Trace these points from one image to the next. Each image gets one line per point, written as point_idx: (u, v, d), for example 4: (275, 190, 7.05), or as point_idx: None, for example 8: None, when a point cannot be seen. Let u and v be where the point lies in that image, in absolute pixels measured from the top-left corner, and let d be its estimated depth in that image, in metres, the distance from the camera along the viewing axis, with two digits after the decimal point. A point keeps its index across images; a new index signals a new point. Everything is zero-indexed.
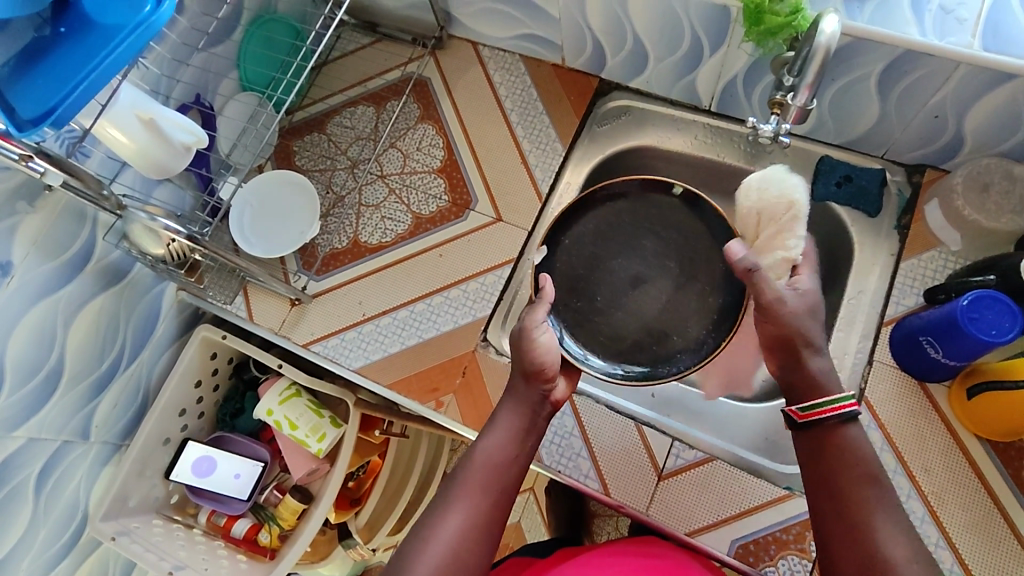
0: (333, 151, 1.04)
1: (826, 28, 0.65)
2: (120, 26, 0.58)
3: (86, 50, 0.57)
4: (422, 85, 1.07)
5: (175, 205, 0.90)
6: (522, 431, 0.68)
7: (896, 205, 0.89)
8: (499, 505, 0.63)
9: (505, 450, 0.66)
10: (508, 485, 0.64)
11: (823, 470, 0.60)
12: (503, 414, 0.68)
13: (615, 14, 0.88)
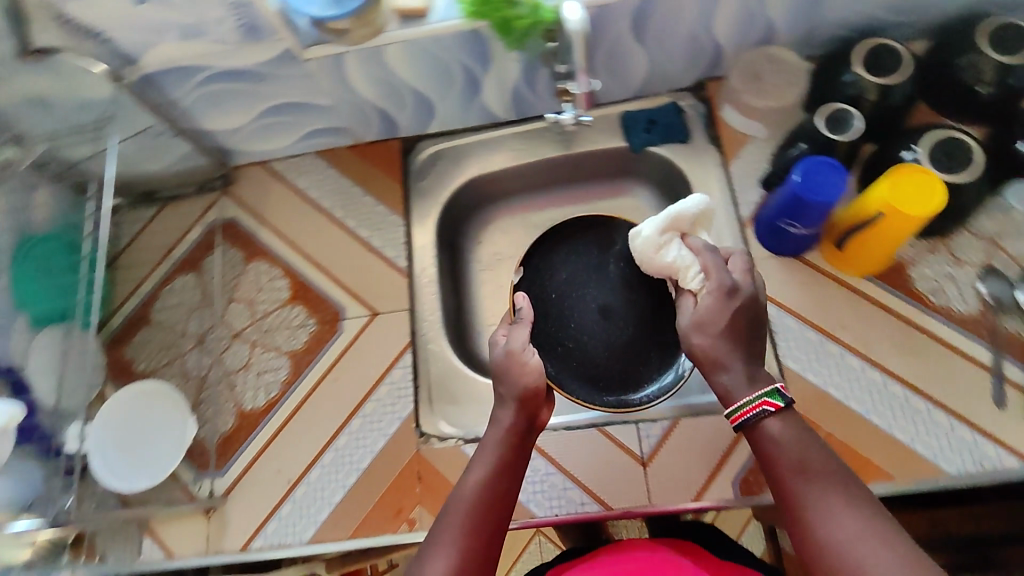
0: (173, 337, 0.94)
1: (571, 15, 0.67)
2: None
3: None
4: (231, 226, 0.99)
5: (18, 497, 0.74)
6: (508, 462, 0.63)
7: (701, 123, 0.96)
8: (490, 538, 0.59)
9: (488, 484, 0.61)
10: (496, 523, 0.60)
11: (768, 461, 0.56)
12: (487, 447, 0.64)
13: (382, 77, 0.88)
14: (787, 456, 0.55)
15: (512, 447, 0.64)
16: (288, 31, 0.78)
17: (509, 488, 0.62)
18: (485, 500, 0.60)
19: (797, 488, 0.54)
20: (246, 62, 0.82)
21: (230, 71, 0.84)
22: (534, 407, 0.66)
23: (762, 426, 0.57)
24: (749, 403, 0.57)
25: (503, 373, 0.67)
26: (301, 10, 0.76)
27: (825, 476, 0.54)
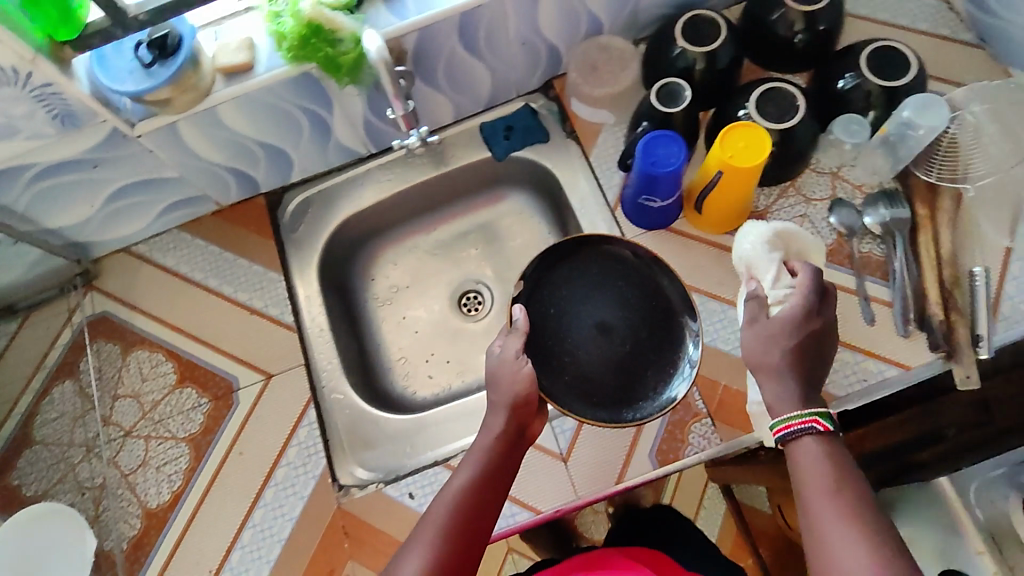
0: (60, 450, 0.88)
1: (371, 46, 0.70)
2: None
3: None
4: (103, 320, 0.94)
5: None
6: (493, 468, 0.67)
7: (554, 120, 0.98)
8: (469, 538, 0.63)
9: (474, 486, 0.65)
10: (477, 524, 0.64)
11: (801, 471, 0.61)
12: (477, 451, 0.68)
13: (224, 137, 0.86)
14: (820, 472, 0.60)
15: (500, 455, 0.68)
16: (107, 111, 0.75)
17: (493, 492, 0.65)
18: (468, 500, 0.64)
19: (828, 504, 0.58)
20: (70, 151, 0.79)
21: (58, 163, 0.80)
22: (525, 413, 0.70)
23: (804, 443, 0.62)
24: (800, 415, 0.62)
25: (495, 382, 0.71)
26: (114, 89, 0.74)
27: (852, 504, 0.58)
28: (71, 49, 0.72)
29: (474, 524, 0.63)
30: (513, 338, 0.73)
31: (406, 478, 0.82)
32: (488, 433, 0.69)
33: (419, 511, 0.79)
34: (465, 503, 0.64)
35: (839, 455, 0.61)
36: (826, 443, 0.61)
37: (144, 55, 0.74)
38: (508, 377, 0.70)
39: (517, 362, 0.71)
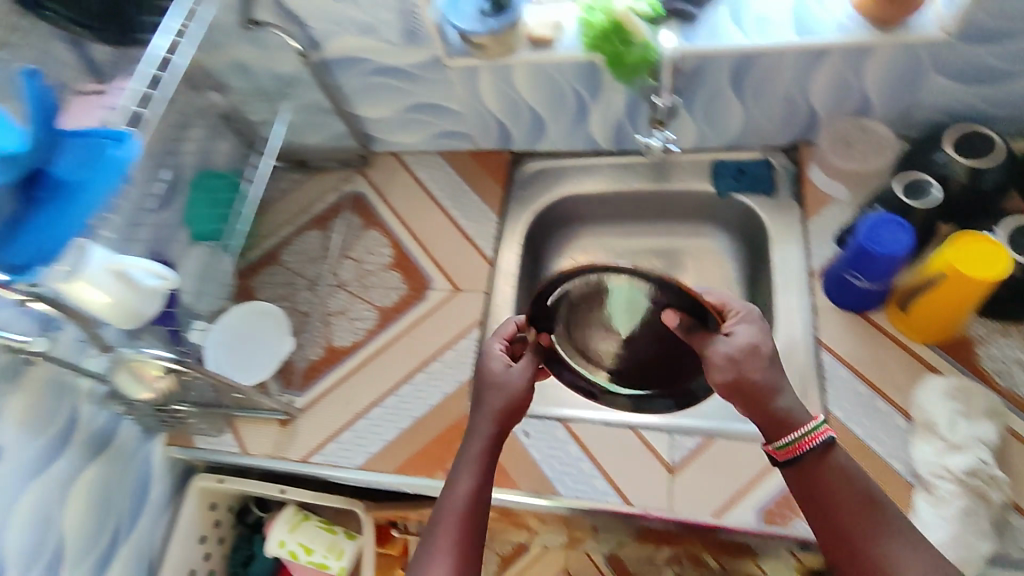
0: (292, 276, 1.11)
1: (666, 39, 0.85)
2: (92, 176, 0.60)
3: (59, 206, 0.59)
4: (359, 199, 1.17)
5: None
6: (486, 462, 0.71)
7: (787, 179, 1.02)
8: (479, 539, 0.66)
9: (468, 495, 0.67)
10: (476, 530, 0.66)
11: (820, 490, 0.65)
12: (466, 461, 0.70)
13: (506, 93, 1.02)
14: (841, 487, 0.64)
15: (486, 455, 0.71)
16: (438, 39, 0.94)
17: (484, 495, 0.68)
18: (474, 504, 0.67)
19: (859, 525, 0.63)
20: (400, 62, 1.00)
21: (388, 67, 1.01)
22: (512, 411, 0.73)
23: (819, 460, 0.65)
24: (815, 428, 0.65)
25: (482, 387, 0.75)
26: (453, 23, 0.91)
27: (869, 506, 0.63)
28: None
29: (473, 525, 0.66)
30: (495, 360, 0.76)
31: (528, 417, 0.91)
32: (477, 435, 0.72)
33: (528, 448, 0.88)
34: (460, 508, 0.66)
35: (846, 465, 0.65)
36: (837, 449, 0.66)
37: (483, 7, 0.91)
38: (489, 387, 0.74)
39: (494, 377, 0.75)
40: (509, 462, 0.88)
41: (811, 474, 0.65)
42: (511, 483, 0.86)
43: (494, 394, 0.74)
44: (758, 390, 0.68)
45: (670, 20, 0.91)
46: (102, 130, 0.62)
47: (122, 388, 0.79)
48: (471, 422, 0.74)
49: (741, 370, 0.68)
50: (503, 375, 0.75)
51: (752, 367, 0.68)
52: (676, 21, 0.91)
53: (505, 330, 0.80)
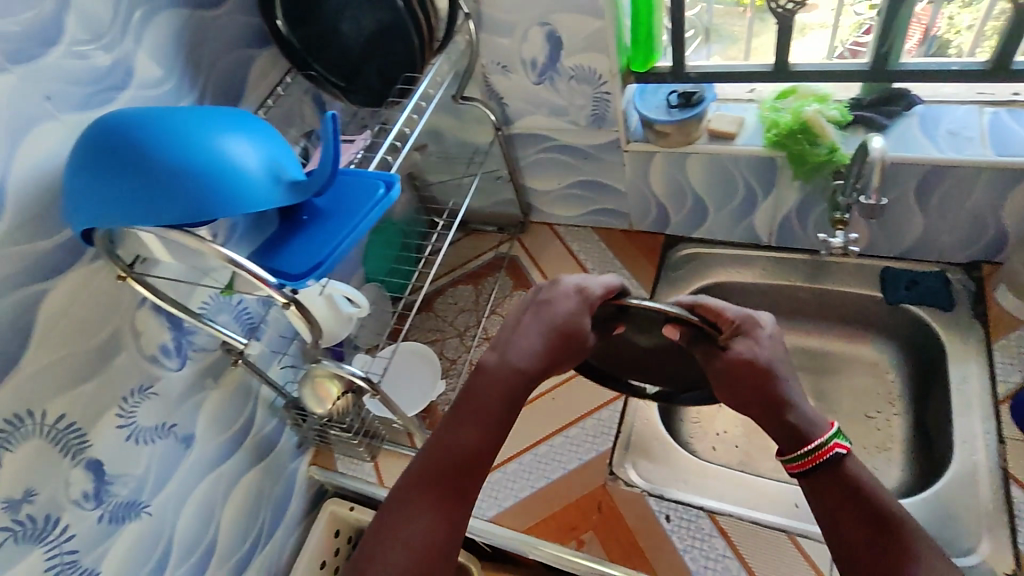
0: (443, 324, 1.18)
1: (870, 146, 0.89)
2: (359, 206, 0.63)
3: (328, 230, 0.62)
4: (513, 261, 1.23)
5: (287, 379, 0.97)
6: (507, 401, 0.64)
7: (967, 297, 0.97)
8: (473, 489, 0.61)
9: (460, 454, 0.62)
10: (463, 488, 0.60)
11: (837, 509, 0.60)
12: (469, 414, 0.64)
13: (676, 179, 1.06)
14: (861, 503, 0.59)
15: (494, 402, 0.64)
16: (622, 125, 1.00)
17: (483, 453, 0.62)
18: (471, 457, 0.62)
19: (879, 551, 0.57)
20: (581, 142, 1.07)
21: (567, 145, 1.09)
22: (552, 361, 0.67)
23: (833, 473, 0.61)
24: (827, 441, 0.62)
25: (543, 308, 0.70)
26: (640, 111, 0.97)
27: (893, 527, 0.58)
28: (632, 78, 0.98)
29: (458, 481, 0.60)
30: (566, 299, 0.70)
31: (669, 502, 0.88)
32: (501, 374, 0.65)
33: (668, 534, 0.85)
34: (447, 460, 0.61)
35: (862, 477, 0.61)
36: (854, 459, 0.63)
37: (671, 100, 0.96)
38: (542, 326, 0.68)
39: (551, 323, 0.68)
40: (647, 544, 0.85)
41: (828, 488, 0.61)
42: (648, 567, 0.84)
43: (546, 331, 0.68)
44: (745, 407, 0.67)
45: (856, 126, 0.93)
46: (375, 173, 0.65)
47: (304, 399, 0.85)
48: (505, 351, 0.67)
49: (728, 383, 0.67)
50: (574, 316, 0.69)
51: (735, 382, 0.66)
52: (862, 128, 0.92)
53: (589, 286, 0.71)
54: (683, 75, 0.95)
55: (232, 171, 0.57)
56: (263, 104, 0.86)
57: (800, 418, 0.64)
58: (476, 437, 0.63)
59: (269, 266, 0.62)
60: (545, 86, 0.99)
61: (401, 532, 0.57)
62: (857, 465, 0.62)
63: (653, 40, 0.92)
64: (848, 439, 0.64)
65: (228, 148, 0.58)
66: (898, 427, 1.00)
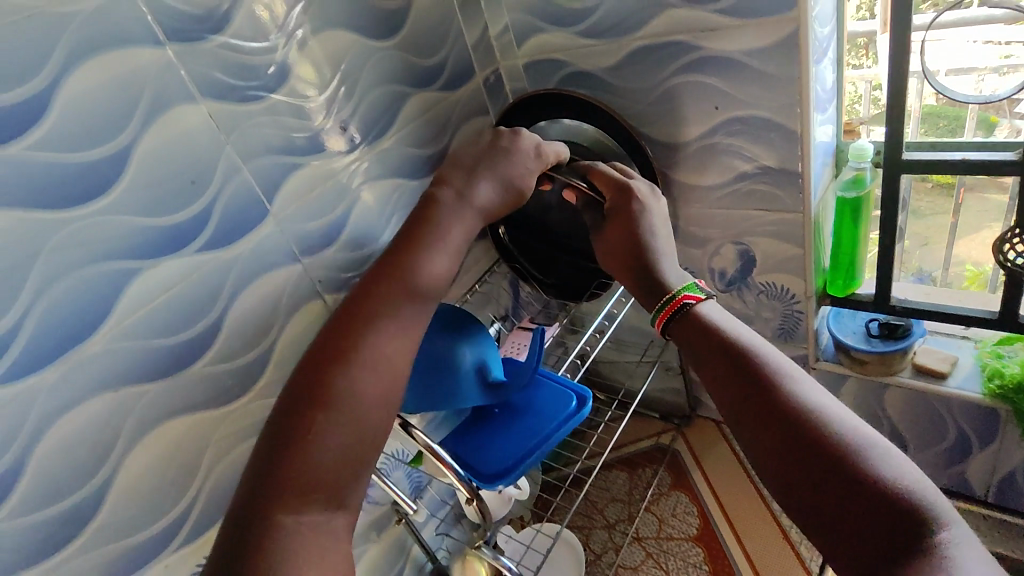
0: (591, 510, 1.13)
1: None
2: (557, 412, 0.68)
3: (526, 431, 0.67)
4: (674, 456, 1.18)
5: (435, 543, 0.99)
6: (444, 241, 0.63)
7: None
8: (387, 317, 0.56)
9: (404, 280, 0.58)
10: (412, 309, 0.57)
11: (715, 363, 0.52)
12: (414, 248, 0.61)
13: (871, 407, 0.98)
14: (733, 345, 0.52)
15: (426, 233, 0.62)
16: (813, 343, 0.97)
17: (402, 281, 0.58)
18: (392, 296, 0.57)
19: (763, 395, 0.48)
20: None
21: None
22: (495, 213, 0.68)
23: (687, 321, 0.57)
24: (681, 292, 0.59)
25: (487, 159, 0.70)
26: (833, 332, 0.95)
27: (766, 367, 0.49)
28: (828, 300, 0.96)
29: (393, 304, 0.57)
30: (516, 162, 0.71)
31: None
32: (460, 208, 0.65)
33: None
34: (369, 305, 0.56)
35: (721, 326, 0.55)
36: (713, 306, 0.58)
37: (872, 327, 0.93)
38: (489, 194, 0.68)
39: (509, 178, 0.70)
40: None
41: (687, 327, 0.56)
42: None
43: (505, 184, 0.69)
44: (614, 249, 0.68)
45: None
46: (573, 385, 0.70)
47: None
48: (466, 195, 0.67)
49: (616, 252, 0.67)
50: (521, 190, 0.71)
51: (612, 233, 0.68)
52: None
53: (547, 149, 0.73)
54: (886, 307, 0.91)
55: (444, 374, 0.65)
56: (471, 288, 0.95)
57: (673, 276, 0.62)
58: (417, 270, 0.59)
59: (472, 464, 0.66)
60: (732, 295, 1.01)
61: (330, 373, 0.51)
62: (717, 314, 0.57)
63: (856, 267, 0.91)
64: (705, 292, 0.60)
65: (455, 348, 0.66)
66: None
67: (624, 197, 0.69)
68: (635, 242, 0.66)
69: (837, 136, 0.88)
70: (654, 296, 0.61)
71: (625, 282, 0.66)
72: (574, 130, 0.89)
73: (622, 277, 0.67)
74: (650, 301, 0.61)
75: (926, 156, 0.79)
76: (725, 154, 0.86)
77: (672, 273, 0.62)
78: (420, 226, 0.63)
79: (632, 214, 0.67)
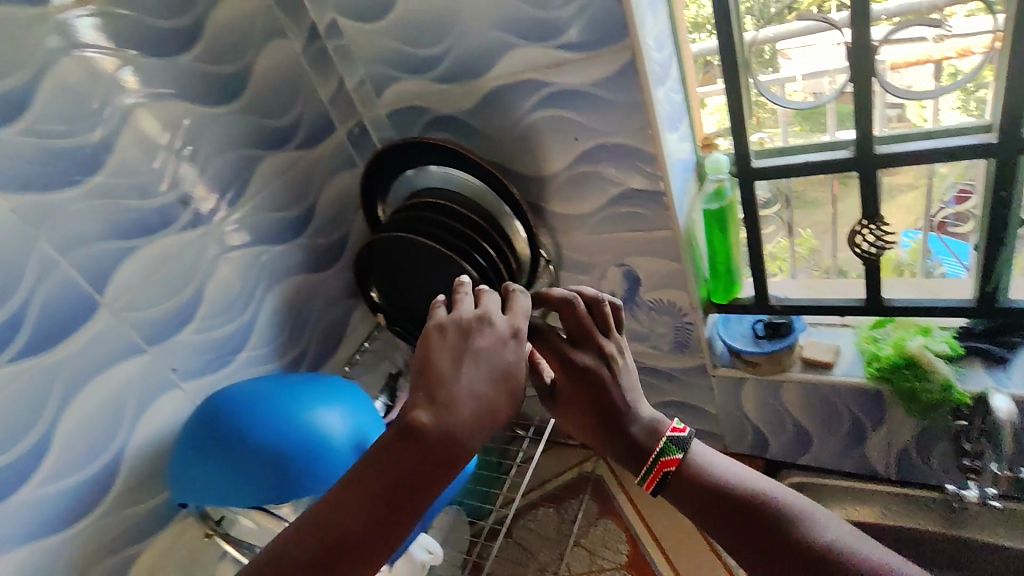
0: (522, 554, 1.08)
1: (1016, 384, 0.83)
2: None
3: None
4: (598, 483, 1.16)
5: None
6: (423, 436, 0.50)
7: None
8: (357, 555, 0.49)
9: (376, 500, 0.50)
10: (376, 532, 0.49)
11: (714, 507, 0.58)
12: (403, 451, 0.50)
13: (772, 405, 1.00)
14: (730, 495, 0.58)
15: (421, 449, 0.50)
16: (707, 352, 0.99)
17: (378, 513, 0.50)
18: (358, 517, 0.49)
19: (771, 530, 0.55)
20: (667, 366, 1.05)
21: (650, 368, 1.07)
22: (497, 418, 0.53)
23: (676, 480, 0.60)
24: (661, 451, 0.61)
25: (472, 328, 0.55)
26: (724, 339, 0.98)
27: (767, 499, 0.57)
28: (713, 308, 0.98)
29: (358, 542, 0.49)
30: (489, 332, 0.55)
31: None
32: (447, 408, 0.51)
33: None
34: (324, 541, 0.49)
35: (710, 475, 0.60)
36: (689, 463, 0.61)
37: (758, 329, 0.96)
38: (487, 378, 0.53)
39: (492, 375, 0.53)
40: None
41: (681, 479, 0.60)
42: None
43: (493, 381, 0.53)
44: (579, 421, 0.65)
45: (969, 358, 0.87)
46: None
47: None
48: (446, 387, 0.52)
49: (580, 411, 0.64)
50: (516, 367, 0.55)
51: (576, 407, 0.64)
52: (978, 360, 0.87)
53: (516, 314, 0.57)
54: (767, 306, 0.94)
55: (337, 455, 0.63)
56: (353, 357, 0.95)
57: (643, 432, 0.62)
58: (389, 486, 0.50)
59: None
60: (627, 316, 1.01)
61: None
62: (696, 463, 0.61)
63: (733, 273, 0.94)
64: (682, 449, 0.61)
65: (330, 426, 0.64)
66: None
67: (585, 360, 0.64)
68: (603, 410, 0.63)
69: (696, 152, 0.91)
70: (639, 459, 0.62)
71: (586, 436, 0.65)
72: (444, 177, 0.90)
73: (586, 433, 0.65)
74: (640, 461, 0.61)
75: (776, 163, 0.83)
76: (591, 181, 0.87)
77: (637, 433, 0.62)
78: (412, 412, 0.51)
79: (607, 378, 0.63)
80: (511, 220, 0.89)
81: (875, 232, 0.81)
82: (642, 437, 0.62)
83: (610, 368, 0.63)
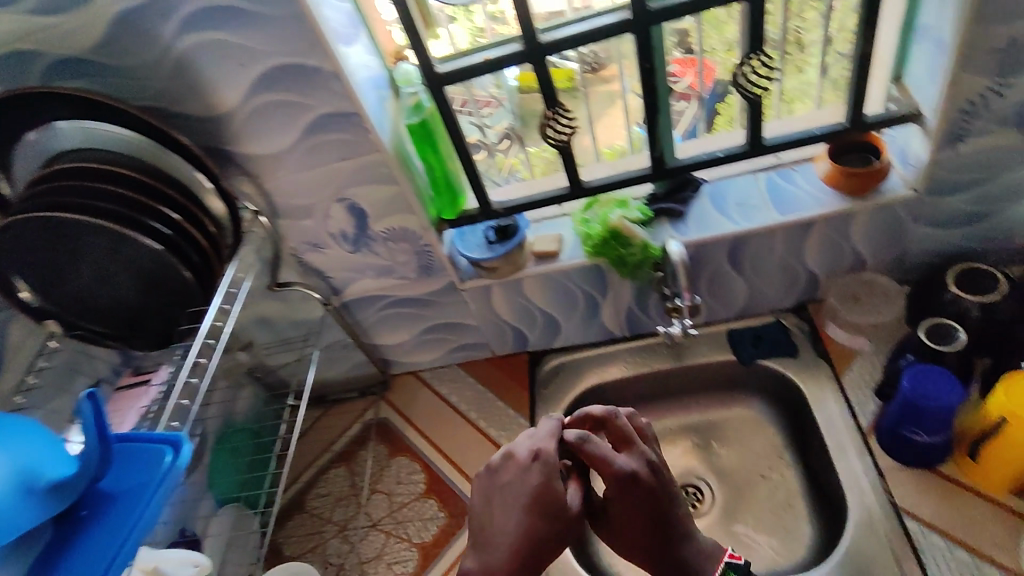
0: (319, 523, 1.04)
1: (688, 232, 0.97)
2: (147, 481, 0.62)
3: (116, 519, 0.60)
4: (383, 426, 1.13)
5: None
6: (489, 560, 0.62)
7: (805, 338, 1.03)
8: None
9: None
10: None
11: None
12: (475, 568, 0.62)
13: (520, 303, 1.05)
14: None
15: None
16: (450, 269, 0.99)
17: None
18: None
19: None
20: (418, 292, 1.04)
21: (404, 299, 1.05)
22: (533, 535, 0.62)
23: None
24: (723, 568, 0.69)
25: (515, 461, 0.67)
26: (462, 253, 0.99)
27: None
28: (446, 225, 0.98)
29: None
30: (514, 465, 0.67)
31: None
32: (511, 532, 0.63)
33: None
34: None
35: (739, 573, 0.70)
36: None
37: (489, 235, 0.99)
38: (530, 502, 0.64)
39: (529, 506, 0.64)
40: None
41: None
42: None
43: (529, 512, 0.63)
44: (637, 546, 0.68)
45: (660, 218, 1.00)
46: (161, 438, 0.65)
47: None
48: (499, 518, 0.64)
49: (630, 529, 0.67)
50: (546, 486, 0.65)
51: (627, 522, 0.66)
52: (666, 218, 1.00)
53: (545, 450, 0.67)
54: (491, 211, 0.97)
55: None
56: (22, 385, 0.78)
57: (695, 552, 0.68)
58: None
59: None
60: (363, 253, 0.97)
61: None
62: None
63: (453, 184, 0.94)
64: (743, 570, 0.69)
65: None
66: (793, 480, 1.00)
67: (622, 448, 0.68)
68: (655, 515, 0.66)
69: (383, 64, 0.87)
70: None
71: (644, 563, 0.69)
72: (79, 133, 0.76)
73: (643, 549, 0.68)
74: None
75: (457, 65, 0.81)
76: (274, 113, 0.78)
77: (689, 549, 0.68)
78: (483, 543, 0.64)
79: (661, 477, 0.67)
80: (190, 172, 0.78)
81: (561, 119, 0.86)
82: (690, 553, 0.68)
83: (658, 469, 0.67)
